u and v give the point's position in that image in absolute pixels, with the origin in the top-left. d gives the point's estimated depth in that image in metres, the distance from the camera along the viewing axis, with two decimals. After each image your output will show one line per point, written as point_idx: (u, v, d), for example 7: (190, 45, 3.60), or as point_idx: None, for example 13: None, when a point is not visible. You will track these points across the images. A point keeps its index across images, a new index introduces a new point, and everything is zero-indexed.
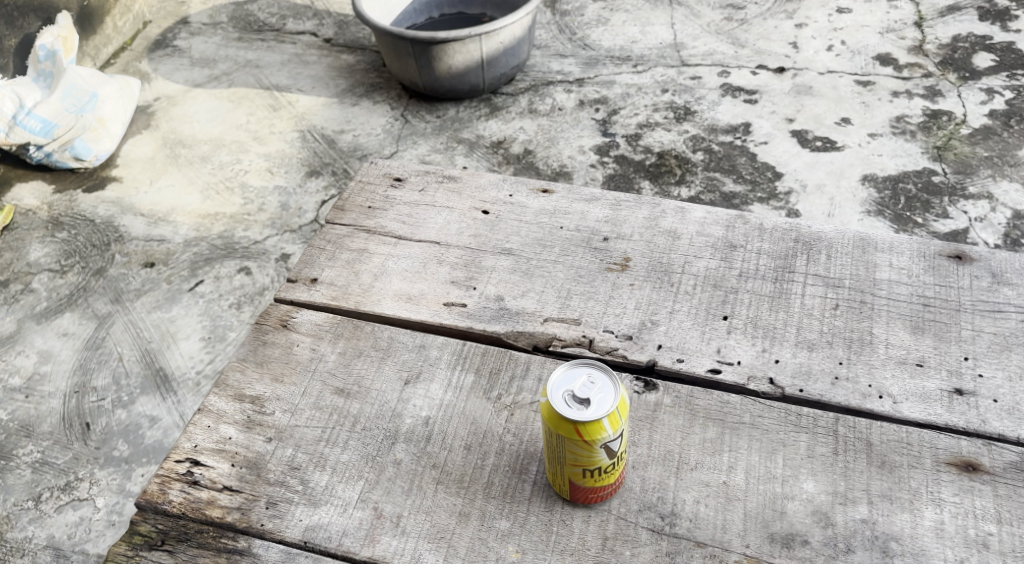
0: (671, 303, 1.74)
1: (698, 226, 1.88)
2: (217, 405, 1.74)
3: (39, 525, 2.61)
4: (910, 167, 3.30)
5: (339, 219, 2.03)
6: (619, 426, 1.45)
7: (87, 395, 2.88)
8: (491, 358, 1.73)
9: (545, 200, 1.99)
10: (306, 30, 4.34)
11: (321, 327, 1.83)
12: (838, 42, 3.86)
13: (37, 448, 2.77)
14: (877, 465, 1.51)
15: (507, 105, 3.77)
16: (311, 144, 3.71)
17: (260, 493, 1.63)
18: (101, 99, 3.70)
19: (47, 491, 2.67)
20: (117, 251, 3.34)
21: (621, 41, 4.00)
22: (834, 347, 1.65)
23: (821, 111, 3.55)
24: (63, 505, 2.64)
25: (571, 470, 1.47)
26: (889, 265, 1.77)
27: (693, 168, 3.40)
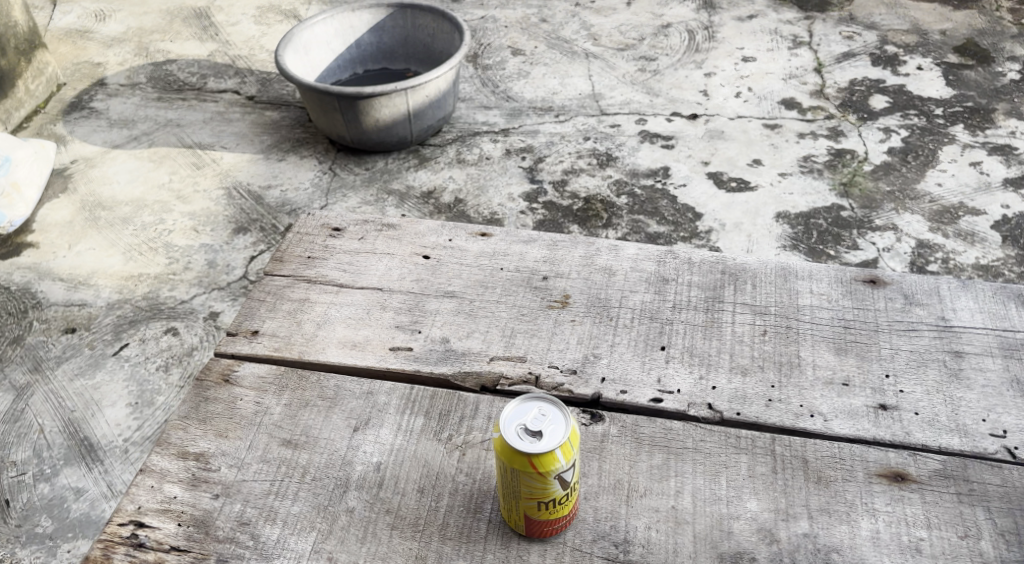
0: (612, 337, 1.81)
1: (632, 263, 1.96)
2: (160, 464, 1.73)
3: None
4: (820, 204, 3.48)
5: (278, 270, 2.05)
6: (572, 457, 1.50)
7: (7, 470, 2.80)
8: (439, 400, 1.77)
9: (483, 244, 2.05)
10: (228, 88, 4.36)
11: (266, 379, 1.85)
12: (745, 89, 4.06)
13: None
14: (814, 481, 1.59)
15: (435, 156, 3.84)
16: (238, 201, 3.71)
17: (209, 551, 1.62)
18: (14, 164, 3.66)
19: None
20: (36, 318, 3.27)
21: (541, 93, 4.13)
22: (766, 371, 1.74)
23: (734, 154, 3.72)
24: None
25: (527, 503, 1.51)
26: (810, 291, 1.87)
27: (618, 212, 3.51)
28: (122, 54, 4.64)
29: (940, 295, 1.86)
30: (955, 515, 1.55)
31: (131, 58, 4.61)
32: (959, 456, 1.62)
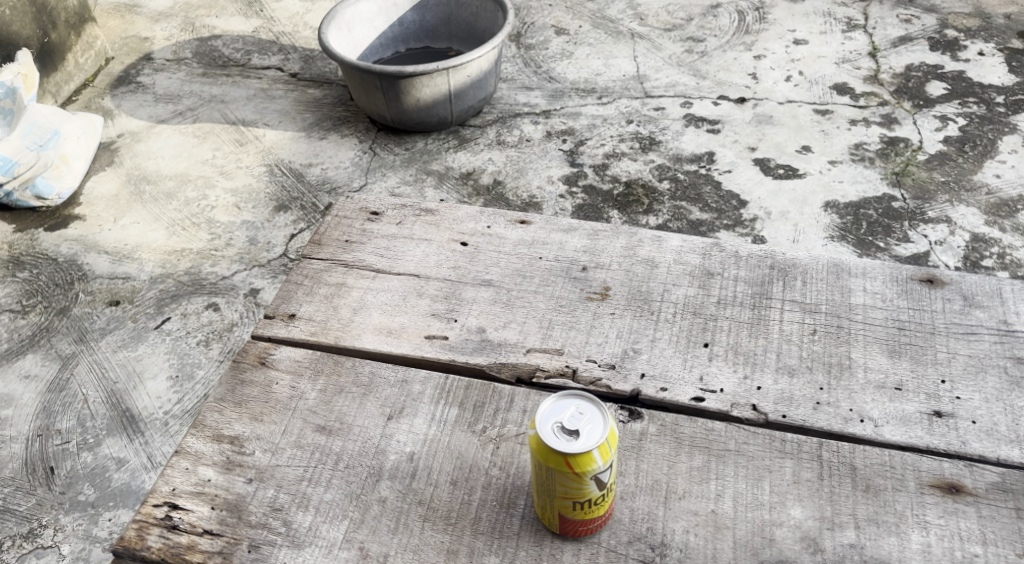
0: (652, 331, 1.76)
1: (676, 255, 1.89)
2: (195, 446, 1.72)
3: None
4: (871, 193, 3.37)
5: (316, 254, 2.01)
6: (609, 458, 1.45)
7: (51, 438, 2.83)
8: (474, 391, 1.73)
9: (522, 231, 2.00)
10: (272, 65, 4.34)
11: (301, 363, 1.82)
12: (795, 73, 3.94)
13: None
14: (862, 489, 1.53)
15: (475, 137, 3.79)
16: (279, 178, 3.69)
17: (241, 536, 1.61)
18: (63, 137, 3.66)
19: (9, 539, 2.61)
20: (81, 290, 3.29)
21: (585, 74, 4.06)
22: (815, 372, 1.67)
23: (782, 139, 3.62)
24: (27, 553, 2.58)
25: (561, 502, 1.47)
26: (864, 290, 1.80)
27: (660, 198, 3.43)
28: (168, 29, 4.65)
29: (1001, 298, 1.78)
30: (1012, 531, 1.47)
31: (177, 33, 4.61)
32: (1018, 469, 1.54)
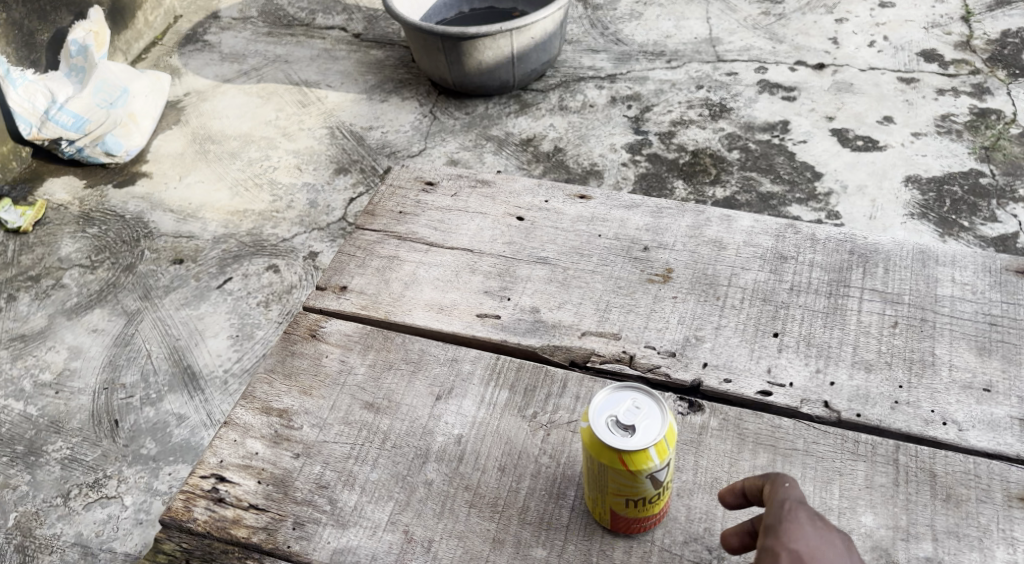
0: (717, 318, 1.65)
1: (746, 236, 1.77)
2: (243, 418, 1.64)
3: (68, 522, 2.58)
4: (956, 168, 3.18)
5: (369, 225, 1.92)
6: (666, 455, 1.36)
7: (116, 391, 2.85)
8: (526, 374, 1.63)
9: (582, 207, 1.89)
10: (336, 25, 4.27)
11: (351, 337, 1.73)
12: (880, 38, 3.73)
13: (66, 444, 2.73)
14: (942, 498, 1.41)
15: (537, 102, 3.68)
16: (339, 140, 3.64)
17: (287, 512, 1.53)
18: (132, 95, 3.66)
19: (76, 488, 2.64)
20: (147, 247, 3.29)
21: (654, 36, 3.90)
22: (894, 369, 1.55)
23: (862, 109, 3.43)
24: (92, 503, 2.61)
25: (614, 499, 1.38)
26: (952, 280, 1.66)
27: (729, 167, 3.29)
28: None
29: None
30: None
31: None
32: None
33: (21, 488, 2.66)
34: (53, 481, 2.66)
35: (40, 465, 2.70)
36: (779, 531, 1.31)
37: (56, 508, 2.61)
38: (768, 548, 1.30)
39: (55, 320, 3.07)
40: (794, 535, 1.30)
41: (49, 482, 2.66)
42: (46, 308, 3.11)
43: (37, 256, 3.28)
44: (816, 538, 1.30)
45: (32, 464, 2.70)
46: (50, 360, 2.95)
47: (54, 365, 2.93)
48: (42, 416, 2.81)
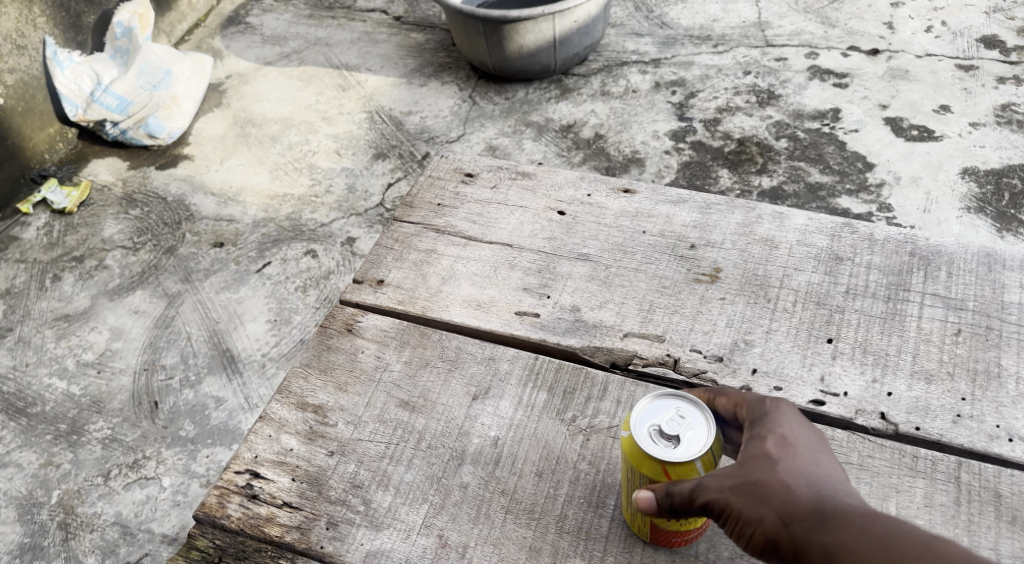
0: (768, 321, 1.57)
1: (799, 234, 1.69)
2: (279, 413, 1.57)
3: (108, 502, 2.58)
4: (1016, 160, 3.05)
5: (407, 216, 1.85)
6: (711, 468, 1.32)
7: (157, 372, 2.84)
8: (566, 376, 1.56)
9: (626, 201, 1.80)
10: (377, 8, 4.22)
11: (387, 333, 1.66)
12: (937, 23, 3.59)
13: (107, 425, 2.73)
14: (1007, 520, 1.34)
15: (579, 87, 3.60)
16: (379, 125, 3.59)
17: (320, 511, 1.46)
18: (174, 77, 3.64)
19: (116, 468, 2.64)
20: (188, 230, 3.28)
21: (700, 20, 3.79)
22: (957, 380, 1.47)
23: (918, 97, 3.30)
24: (131, 483, 2.61)
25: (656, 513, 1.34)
26: (1020, 286, 1.57)
27: (777, 156, 3.19)
28: None
29: None
30: None
31: None
32: None
33: (63, 467, 2.66)
34: (94, 461, 2.66)
35: (81, 445, 2.70)
36: (763, 417, 1.36)
37: (96, 487, 2.61)
38: (754, 433, 1.35)
39: (98, 301, 3.06)
40: (777, 420, 1.35)
41: (89, 461, 2.66)
42: (89, 288, 3.11)
43: (81, 237, 3.28)
44: (797, 424, 1.35)
45: (74, 444, 2.70)
46: (92, 341, 2.95)
47: (96, 345, 2.93)
48: (84, 396, 2.81)
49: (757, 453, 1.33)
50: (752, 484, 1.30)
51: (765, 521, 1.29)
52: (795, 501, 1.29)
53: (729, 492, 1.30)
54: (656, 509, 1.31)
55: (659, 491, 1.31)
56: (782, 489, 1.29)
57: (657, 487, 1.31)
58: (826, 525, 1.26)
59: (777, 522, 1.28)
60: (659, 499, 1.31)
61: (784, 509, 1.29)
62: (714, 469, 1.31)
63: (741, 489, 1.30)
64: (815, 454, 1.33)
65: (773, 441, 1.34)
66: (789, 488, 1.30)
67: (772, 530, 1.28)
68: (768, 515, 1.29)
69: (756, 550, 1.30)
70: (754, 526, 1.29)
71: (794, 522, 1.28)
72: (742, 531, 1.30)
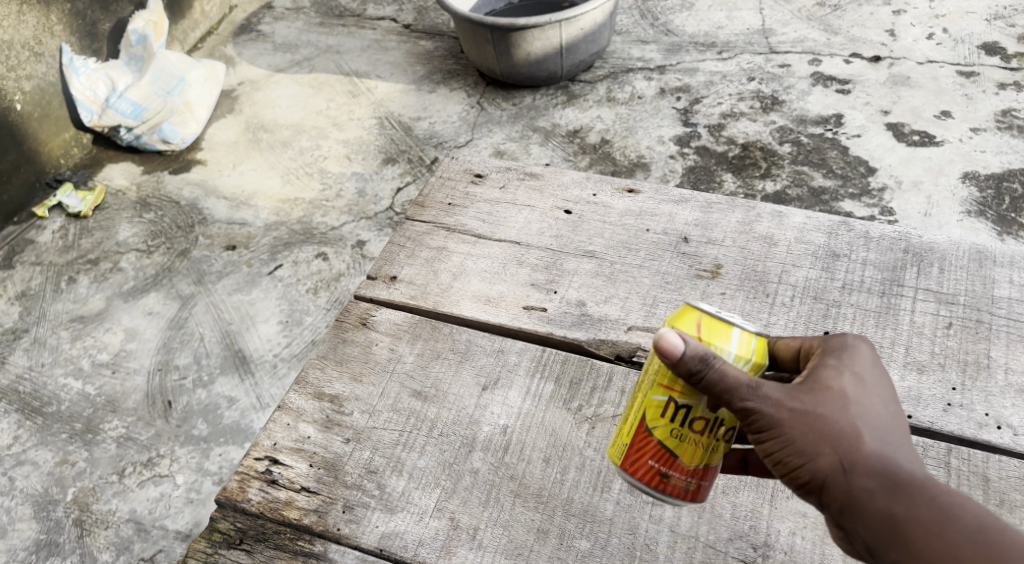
0: (767, 315, 1.63)
1: (798, 232, 1.75)
2: (296, 403, 1.65)
3: (122, 498, 2.65)
4: (1016, 165, 3.10)
5: (419, 216, 1.91)
6: (742, 359, 1.38)
7: (170, 372, 2.91)
8: (572, 367, 1.62)
9: (631, 201, 1.87)
10: (387, 16, 4.29)
11: (400, 326, 1.72)
12: (939, 30, 3.65)
13: (122, 423, 2.80)
14: (995, 503, 1.40)
15: (585, 93, 3.67)
16: (388, 131, 3.66)
17: (337, 495, 1.53)
18: (188, 84, 3.72)
19: (130, 466, 2.71)
20: (201, 233, 3.35)
21: (705, 27, 3.86)
22: (947, 370, 1.52)
23: (920, 103, 3.36)
24: (145, 481, 2.68)
25: (659, 397, 1.40)
26: (1010, 282, 1.63)
27: (780, 161, 3.25)
28: None
29: None
30: None
31: None
32: None
33: (78, 464, 2.73)
34: (109, 459, 2.73)
35: (97, 443, 2.77)
36: (841, 352, 1.38)
37: (111, 484, 2.68)
38: (830, 364, 1.37)
39: (112, 303, 3.14)
40: (858, 362, 1.37)
41: (105, 459, 2.73)
42: (104, 290, 3.18)
43: (96, 240, 3.36)
44: (874, 364, 1.38)
45: (89, 441, 2.77)
46: (107, 341, 3.02)
47: (111, 346, 3.00)
48: (99, 396, 2.88)
49: (831, 387, 1.35)
50: (818, 420, 1.33)
51: (820, 461, 1.33)
52: (856, 447, 1.32)
53: (793, 421, 1.33)
54: (681, 361, 1.35)
55: (690, 347, 1.35)
56: (848, 435, 1.33)
57: (692, 346, 1.35)
58: (881, 480, 1.30)
59: (833, 464, 1.32)
60: (696, 362, 1.34)
61: (845, 453, 1.32)
62: (783, 389, 1.34)
63: (807, 421, 1.33)
64: (886, 404, 1.35)
65: (848, 378, 1.37)
66: (856, 435, 1.33)
67: (824, 471, 1.32)
68: (827, 457, 1.32)
69: (800, 483, 1.34)
70: (807, 462, 1.33)
71: (850, 469, 1.31)
72: (793, 463, 1.34)
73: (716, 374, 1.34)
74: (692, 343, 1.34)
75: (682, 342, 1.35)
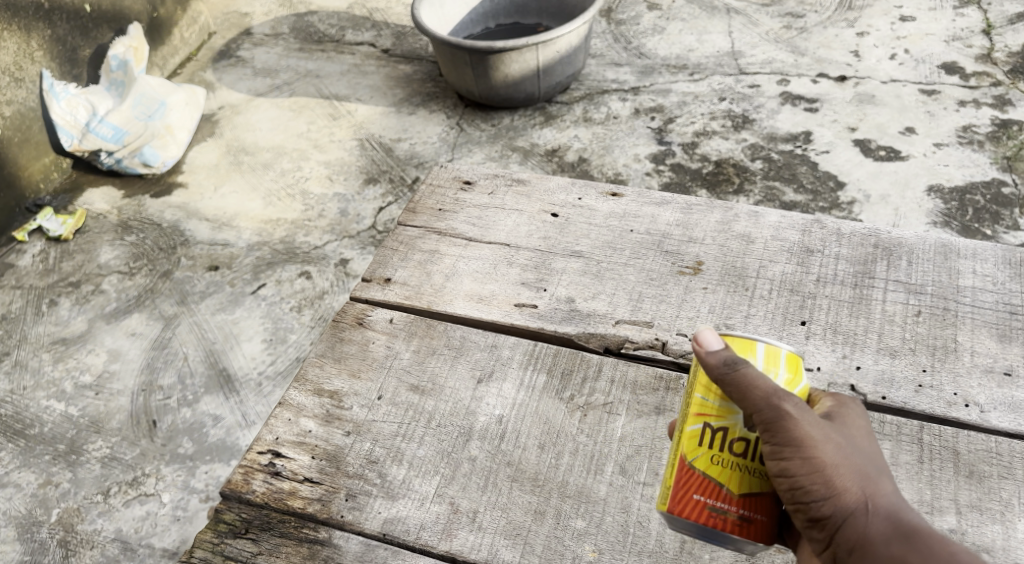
0: (746, 307, 1.72)
1: (773, 231, 1.84)
2: (297, 399, 1.70)
3: (108, 518, 2.67)
4: (978, 178, 3.23)
5: (410, 221, 1.98)
6: (768, 370, 1.47)
7: (154, 393, 2.94)
8: (563, 359, 1.70)
9: (614, 204, 1.95)
10: (365, 41, 4.36)
11: (396, 325, 1.79)
12: (901, 51, 3.80)
13: (106, 444, 2.82)
14: (965, 474, 1.51)
15: (562, 114, 3.77)
16: (370, 151, 3.73)
17: (340, 485, 1.60)
18: (169, 108, 3.76)
19: (115, 485, 2.73)
20: (183, 254, 3.38)
21: (677, 50, 3.98)
22: (918, 354, 1.63)
23: (884, 120, 3.49)
24: (131, 500, 2.70)
25: (693, 424, 1.47)
26: (973, 272, 1.73)
27: (752, 177, 3.36)
28: (267, 4, 4.70)
29: None
30: None
31: (276, 8, 4.67)
32: None
33: (62, 485, 2.75)
34: (94, 479, 2.75)
35: (81, 464, 2.79)
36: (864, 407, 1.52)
37: (96, 505, 2.70)
38: (857, 413, 1.49)
39: (95, 325, 3.16)
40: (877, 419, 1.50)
41: (90, 479, 2.75)
42: (86, 313, 3.21)
43: (77, 264, 3.38)
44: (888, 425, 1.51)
45: (73, 462, 2.79)
46: (90, 363, 3.04)
47: (94, 368, 3.03)
48: (82, 417, 2.90)
49: (859, 432, 1.46)
50: (849, 456, 1.43)
51: (842, 496, 1.41)
52: (877, 488, 1.41)
53: (828, 452, 1.42)
54: (718, 358, 1.45)
55: (726, 348, 1.47)
56: (873, 477, 1.42)
57: (724, 354, 1.46)
58: (895, 524, 1.39)
59: (856, 502, 1.40)
60: (738, 361, 1.45)
61: (867, 492, 1.41)
62: (820, 421, 1.44)
63: (839, 455, 1.42)
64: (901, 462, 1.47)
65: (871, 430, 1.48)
66: (879, 479, 1.42)
67: (844, 507, 1.40)
68: (852, 493, 1.41)
69: (820, 516, 1.41)
70: (833, 495, 1.41)
71: (871, 507, 1.40)
72: (818, 493, 1.41)
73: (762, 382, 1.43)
74: (727, 348, 1.46)
75: (717, 346, 1.46)
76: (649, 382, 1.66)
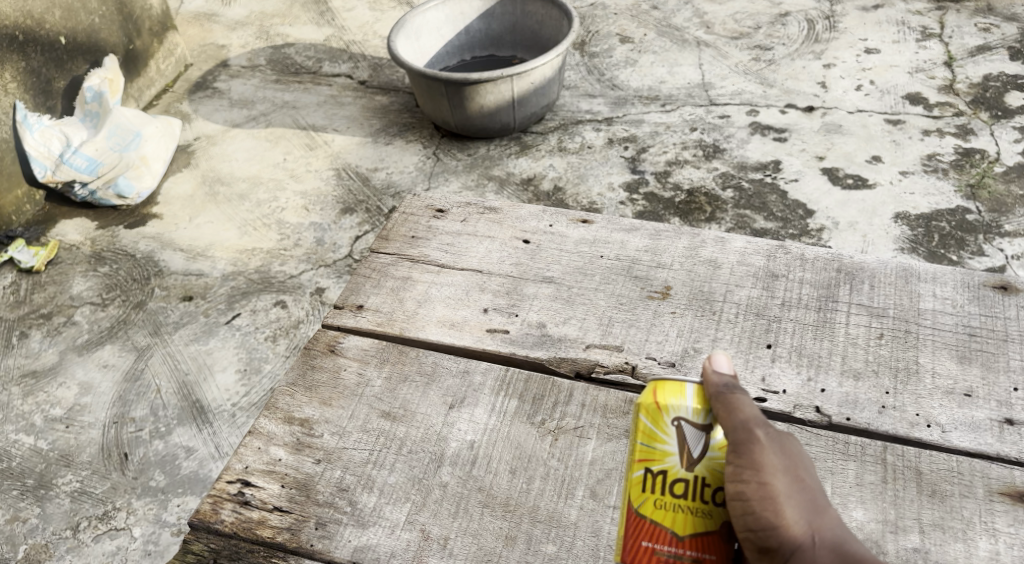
0: (713, 331, 1.75)
1: (739, 256, 1.88)
2: (267, 427, 1.70)
3: (77, 554, 2.64)
4: (943, 206, 3.30)
5: (383, 248, 2.00)
6: (699, 413, 1.50)
7: (126, 425, 2.91)
8: (534, 384, 1.72)
9: (584, 230, 1.98)
10: (342, 72, 4.39)
11: (367, 352, 1.79)
12: (866, 82, 3.87)
13: (76, 477, 2.79)
14: (928, 494, 1.54)
15: (537, 144, 3.81)
16: (345, 181, 3.74)
17: (309, 513, 1.60)
18: (144, 139, 3.76)
19: (85, 520, 2.70)
20: (157, 285, 3.37)
21: (649, 82, 4.05)
22: (880, 377, 1.67)
23: (852, 149, 3.56)
24: (101, 535, 2.67)
25: (635, 472, 1.49)
26: (933, 295, 1.77)
27: (723, 206, 3.41)
28: (244, 36, 4.73)
29: None
30: None
31: (252, 40, 4.70)
32: None
33: (30, 521, 2.71)
34: (63, 514, 2.72)
35: (50, 498, 2.76)
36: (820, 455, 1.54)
37: (65, 540, 2.66)
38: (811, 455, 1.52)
39: (66, 356, 3.14)
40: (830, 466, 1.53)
41: (59, 514, 2.72)
42: (57, 345, 3.19)
43: (50, 295, 3.36)
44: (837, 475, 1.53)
45: (43, 497, 2.76)
46: (61, 396, 3.02)
47: (65, 401, 3.00)
48: (52, 450, 2.87)
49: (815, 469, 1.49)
50: (804, 489, 1.45)
51: (791, 527, 1.42)
52: (827, 523, 1.43)
53: (784, 483, 1.44)
54: (721, 379, 1.51)
55: (731, 375, 1.52)
56: (821, 512, 1.44)
57: (725, 378, 1.51)
58: (839, 558, 1.40)
59: (802, 535, 1.42)
60: (736, 388, 1.50)
61: (815, 525, 1.43)
62: (780, 454, 1.46)
63: (795, 488, 1.45)
64: None
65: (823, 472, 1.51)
66: (827, 516, 1.44)
67: (793, 539, 1.42)
68: (799, 526, 1.42)
69: (766, 545, 1.42)
70: (780, 525, 1.42)
71: (814, 541, 1.41)
72: (768, 523, 1.42)
73: (749, 406, 1.47)
74: (732, 373, 1.52)
75: (723, 370, 1.52)
76: (619, 406, 1.67)
